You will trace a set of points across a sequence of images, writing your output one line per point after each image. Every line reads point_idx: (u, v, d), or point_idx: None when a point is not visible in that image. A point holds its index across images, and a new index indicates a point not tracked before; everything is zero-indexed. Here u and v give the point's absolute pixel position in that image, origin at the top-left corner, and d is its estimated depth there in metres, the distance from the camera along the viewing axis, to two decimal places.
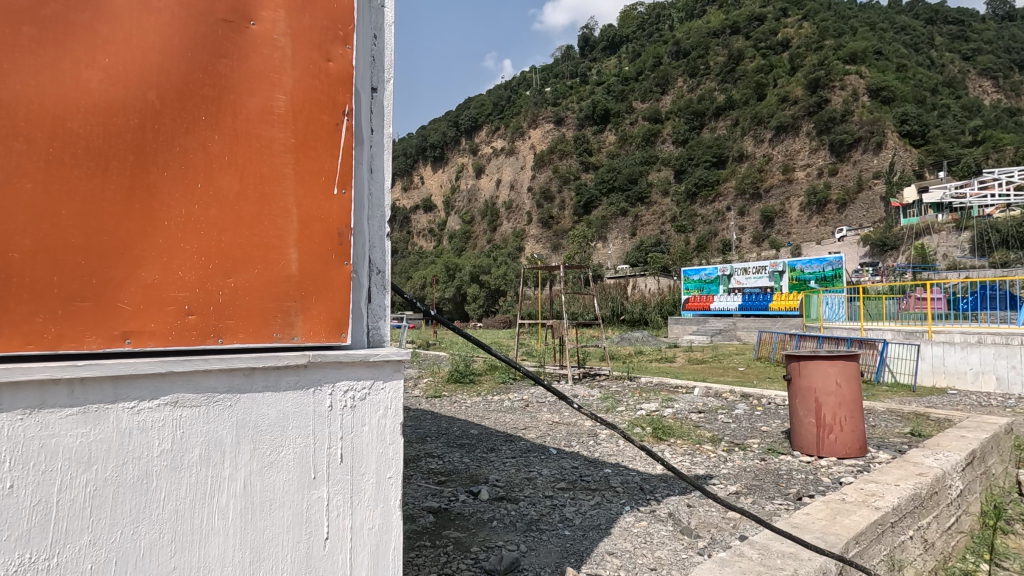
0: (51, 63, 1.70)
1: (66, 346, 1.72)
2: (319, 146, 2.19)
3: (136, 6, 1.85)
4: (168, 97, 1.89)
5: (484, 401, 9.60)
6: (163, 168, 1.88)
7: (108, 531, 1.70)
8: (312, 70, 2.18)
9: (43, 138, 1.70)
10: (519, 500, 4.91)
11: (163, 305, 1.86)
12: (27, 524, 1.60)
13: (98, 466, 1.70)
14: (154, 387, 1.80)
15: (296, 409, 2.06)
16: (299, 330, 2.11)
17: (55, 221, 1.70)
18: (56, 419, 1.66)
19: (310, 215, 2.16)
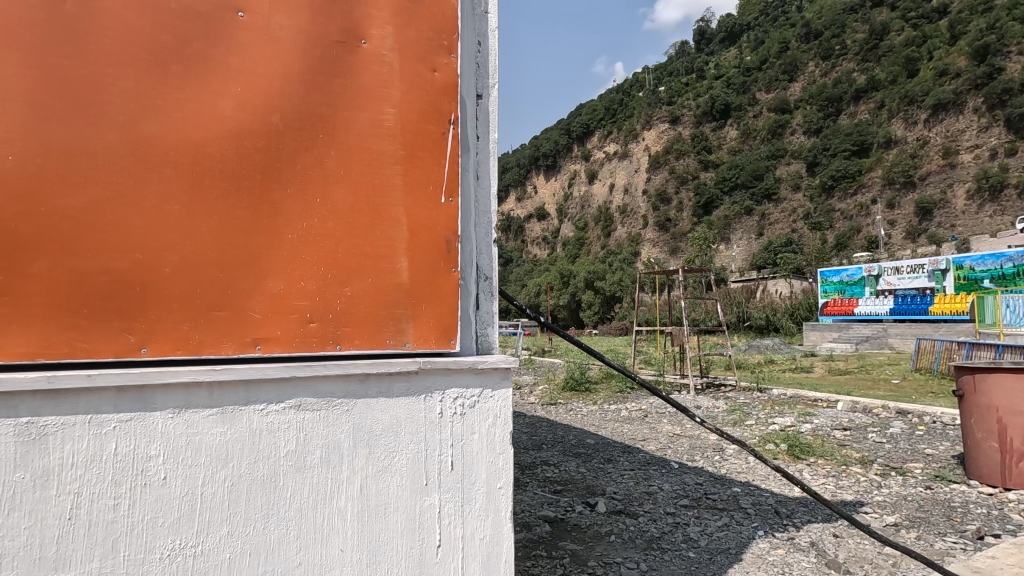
0: (193, 95, 1.90)
1: (206, 352, 1.88)
2: (426, 155, 2.24)
3: (262, 35, 2.00)
4: (290, 119, 2.03)
5: (600, 410, 9.34)
6: (287, 186, 2.01)
7: (244, 524, 1.83)
8: (418, 82, 2.23)
9: (187, 162, 1.88)
10: (639, 516, 4.66)
11: (287, 313, 1.99)
12: (177, 513, 1.76)
13: (234, 463, 1.83)
14: (280, 392, 1.91)
15: (407, 415, 2.09)
16: (410, 337, 2.17)
17: (198, 239, 1.88)
18: (199, 418, 1.80)
19: (418, 224, 2.21)
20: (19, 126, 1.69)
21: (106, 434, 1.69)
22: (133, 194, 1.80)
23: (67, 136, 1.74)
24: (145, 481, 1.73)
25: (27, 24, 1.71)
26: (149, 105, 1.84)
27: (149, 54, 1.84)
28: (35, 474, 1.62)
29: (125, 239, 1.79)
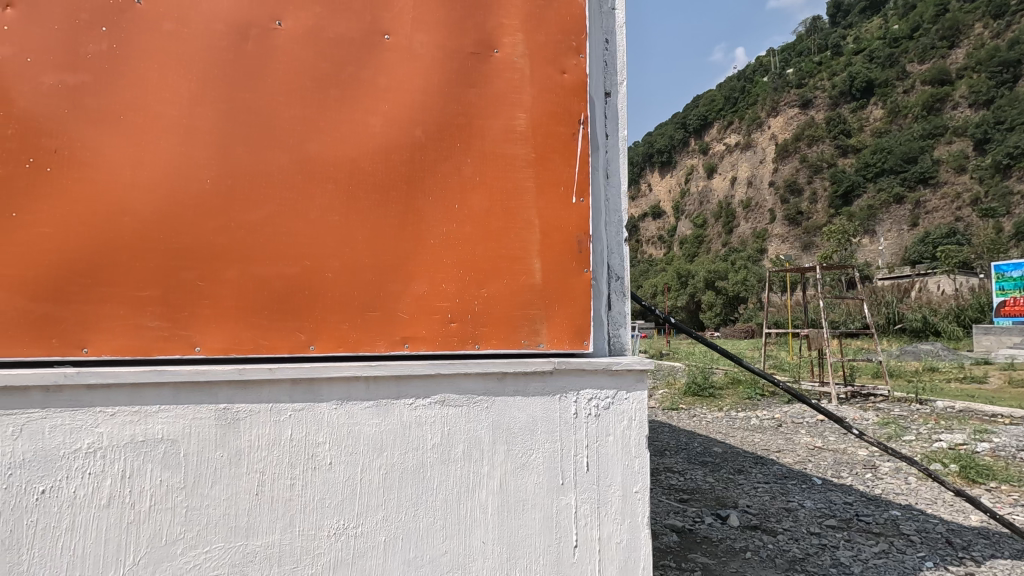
0: (348, 115, 2.08)
1: (363, 349, 2.05)
2: (556, 157, 2.26)
3: (406, 54, 2.14)
4: (431, 131, 2.15)
5: (728, 417, 8.78)
6: (429, 193, 2.14)
7: (396, 510, 1.97)
8: (548, 86, 2.26)
9: (344, 177, 2.07)
10: (778, 533, 4.30)
11: (431, 314, 2.11)
12: (341, 495, 1.93)
13: (388, 452, 1.98)
14: (426, 387, 2.03)
15: (543, 414, 2.12)
16: (544, 337, 2.20)
17: (354, 246, 2.06)
18: (358, 410, 1.96)
19: (550, 225, 2.24)
20: (214, 153, 1.96)
21: (284, 421, 1.90)
22: (301, 208, 2.02)
23: (250, 159, 1.99)
24: (315, 465, 1.91)
25: (218, 66, 1.99)
26: (313, 128, 2.05)
27: (312, 82, 2.06)
28: (229, 454, 1.85)
29: (295, 248, 2.01)
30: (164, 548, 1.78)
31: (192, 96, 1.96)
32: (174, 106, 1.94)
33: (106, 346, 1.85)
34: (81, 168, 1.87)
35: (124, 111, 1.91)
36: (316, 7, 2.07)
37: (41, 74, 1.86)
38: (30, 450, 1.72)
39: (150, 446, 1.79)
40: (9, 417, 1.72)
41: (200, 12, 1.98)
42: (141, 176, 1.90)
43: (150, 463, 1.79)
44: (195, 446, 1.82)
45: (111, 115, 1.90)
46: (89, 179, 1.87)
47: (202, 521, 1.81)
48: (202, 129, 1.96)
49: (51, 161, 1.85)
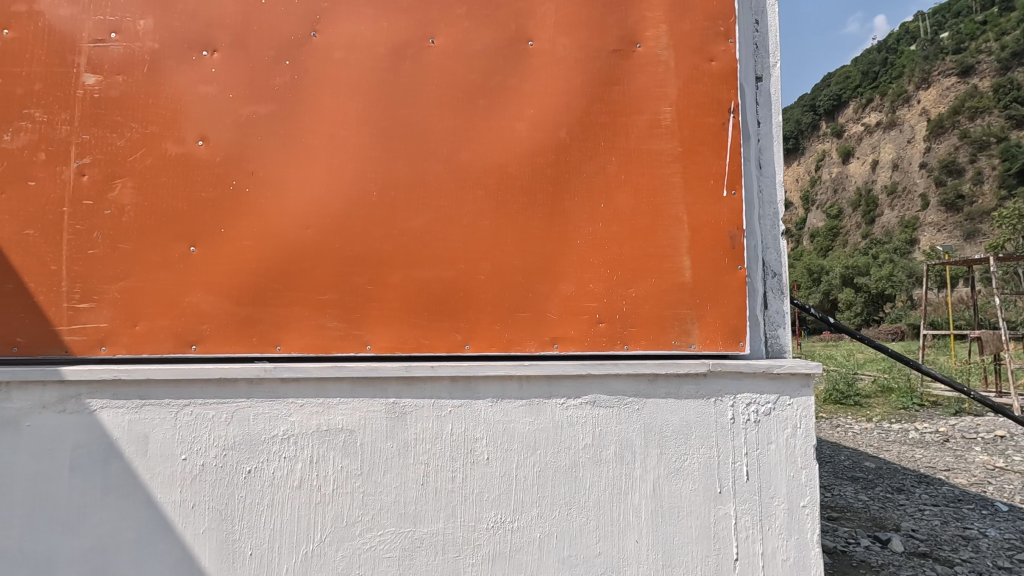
0: (496, 122, 2.16)
1: (514, 348, 2.10)
2: (705, 149, 2.16)
3: (549, 58, 2.17)
4: (575, 131, 2.16)
5: (878, 429, 7.83)
6: (575, 194, 2.14)
7: (550, 508, 1.99)
8: (695, 76, 2.17)
9: (494, 182, 2.14)
10: (955, 565, 3.74)
11: (579, 314, 2.12)
12: (498, 490, 2.00)
13: (541, 451, 2.01)
14: (577, 387, 2.03)
15: (698, 418, 2.03)
16: (696, 338, 2.11)
17: (504, 249, 2.12)
18: (512, 408, 2.02)
19: (700, 221, 2.14)
20: (378, 167, 2.13)
21: (445, 416, 2.00)
22: (455, 214, 2.13)
23: (409, 171, 2.13)
24: (473, 459, 2.00)
25: (381, 86, 2.15)
26: (464, 137, 2.15)
27: (462, 93, 2.16)
28: (398, 445, 1.99)
29: (451, 252, 2.12)
30: (346, 529, 1.96)
31: (359, 116, 2.15)
32: (345, 127, 2.14)
33: (294, 345, 2.08)
34: (272, 187, 2.12)
35: (305, 135, 2.14)
36: (465, 22, 2.17)
37: (239, 107, 2.14)
38: (238, 435, 1.97)
39: (332, 435, 1.98)
40: (221, 404, 1.97)
41: (366, 39, 2.16)
42: (319, 192, 2.12)
43: (333, 451, 1.98)
44: (369, 436, 1.99)
45: (295, 139, 2.14)
46: (278, 197, 2.12)
47: (377, 506, 1.97)
48: (368, 146, 2.14)
49: (248, 182, 2.12)
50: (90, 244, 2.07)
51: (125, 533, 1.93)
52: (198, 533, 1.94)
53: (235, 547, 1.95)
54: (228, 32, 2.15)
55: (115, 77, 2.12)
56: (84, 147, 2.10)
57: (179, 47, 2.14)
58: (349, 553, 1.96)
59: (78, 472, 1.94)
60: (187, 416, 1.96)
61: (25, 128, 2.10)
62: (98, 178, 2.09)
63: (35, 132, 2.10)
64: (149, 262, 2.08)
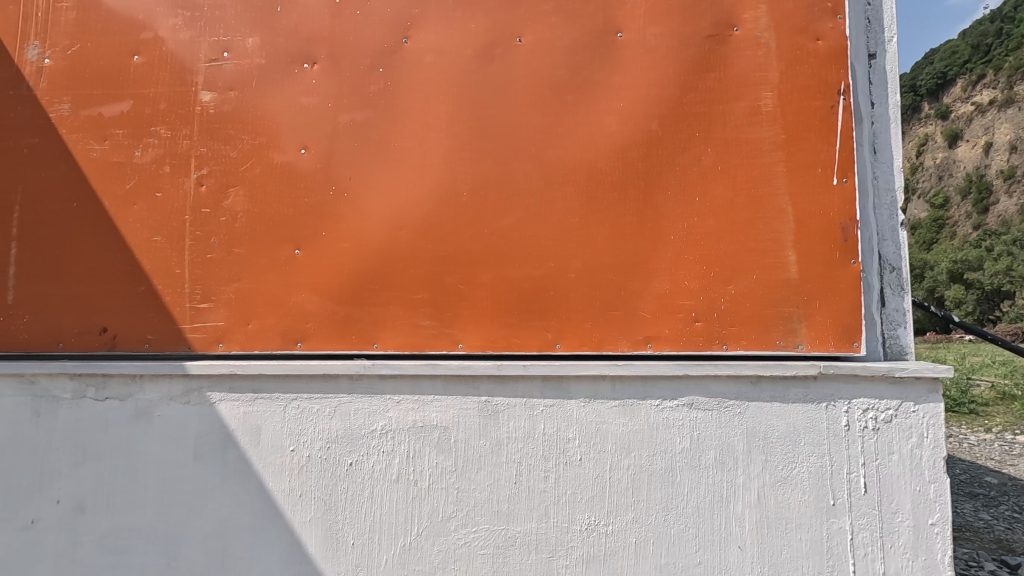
0: (585, 118, 2.12)
1: (606, 348, 2.06)
2: (812, 135, 2.01)
3: (639, 48, 2.10)
4: (667, 123, 2.08)
5: (1000, 441, 7.02)
6: (668, 188, 2.06)
7: (646, 513, 1.93)
8: (799, 57, 2.03)
9: (583, 178, 2.10)
10: None
11: (673, 313, 2.03)
12: (591, 492, 1.96)
13: (636, 453, 1.95)
14: (673, 389, 1.95)
15: (808, 423, 1.89)
16: (803, 338, 1.97)
17: (595, 247, 2.08)
18: (605, 409, 1.97)
19: (806, 212, 2.00)
20: (468, 168, 2.16)
21: (537, 415, 1.99)
22: (545, 212, 2.11)
23: (498, 170, 2.14)
24: (566, 460, 1.97)
25: (470, 87, 2.18)
26: (553, 134, 2.13)
27: (550, 90, 2.14)
28: (491, 443, 2.00)
29: (541, 251, 2.10)
30: (441, 524, 2.00)
31: (449, 118, 2.18)
32: (435, 129, 2.18)
33: (390, 343, 2.14)
34: (368, 191, 2.20)
35: (398, 139, 2.20)
36: (552, 18, 2.15)
37: (337, 115, 2.24)
38: (340, 429, 2.06)
39: (428, 432, 2.02)
40: (324, 399, 2.07)
41: (455, 42, 2.19)
42: (413, 194, 2.17)
43: (428, 447, 2.02)
44: (462, 434, 2.01)
45: (388, 144, 2.21)
46: (373, 200, 2.19)
47: (470, 503, 1.99)
48: (458, 147, 2.17)
49: (346, 187, 2.21)
50: (208, 249, 2.24)
51: (241, 518, 2.07)
52: (305, 521, 2.05)
53: (338, 536, 2.04)
54: (327, 45, 2.25)
55: (227, 93, 2.28)
56: (202, 159, 2.28)
57: (283, 61, 2.27)
58: (444, 548, 1.99)
59: (200, 460, 2.10)
60: (294, 409, 2.08)
61: (152, 144, 2.30)
62: (214, 187, 2.26)
63: (160, 148, 2.30)
64: (259, 265, 2.22)
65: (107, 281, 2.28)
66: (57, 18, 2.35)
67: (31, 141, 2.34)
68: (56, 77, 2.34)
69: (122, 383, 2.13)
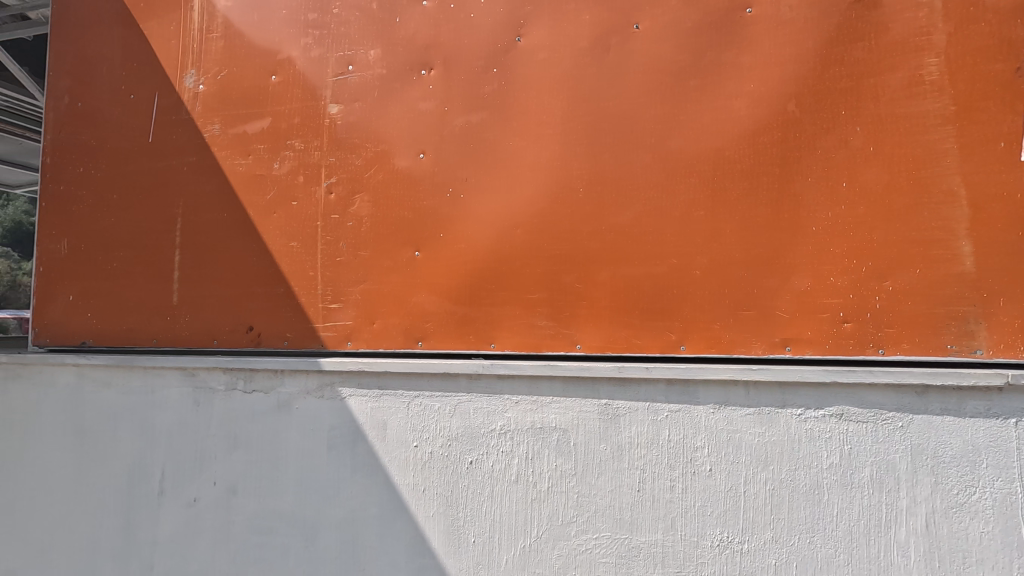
0: (711, 103, 1.97)
1: (738, 351, 1.90)
2: (990, 106, 1.72)
3: (772, 23, 1.92)
4: (807, 102, 1.88)
5: None
6: (807, 174, 1.87)
7: (788, 533, 1.76)
8: (971, 16, 1.74)
9: (709, 168, 1.96)
10: None
11: (817, 312, 1.84)
12: (724, 507, 1.82)
13: (774, 467, 1.78)
14: (818, 397, 1.76)
15: (989, 442, 1.63)
16: (982, 342, 1.69)
17: (724, 241, 1.93)
18: (738, 417, 1.82)
19: (985, 195, 1.71)
20: (584, 163, 2.10)
21: (662, 421, 1.88)
22: (667, 206, 2.00)
23: (616, 164, 2.06)
24: (695, 470, 1.85)
25: (586, 81, 2.11)
26: (675, 123, 2.01)
27: (671, 76, 2.02)
28: (612, 448, 1.93)
29: (663, 246, 1.99)
30: (562, 528, 1.96)
31: (564, 114, 2.13)
32: (550, 125, 2.15)
33: (508, 343, 2.14)
34: (484, 192, 2.21)
35: (512, 138, 2.19)
36: (673, 0, 2.02)
37: (453, 119, 2.27)
38: (460, 427, 2.09)
39: (547, 433, 1.99)
40: (445, 397, 2.11)
41: (569, 35, 2.14)
42: (528, 193, 2.15)
43: (547, 449, 1.99)
44: (583, 437, 1.96)
45: (503, 144, 2.20)
46: (489, 200, 2.20)
47: (592, 508, 1.93)
48: (574, 142, 2.12)
49: (463, 188, 2.24)
50: (338, 252, 2.38)
51: (370, 508, 2.17)
52: (428, 515, 2.10)
53: (460, 533, 2.06)
54: (443, 50, 2.30)
55: (352, 105, 2.41)
56: (331, 168, 2.42)
57: (403, 70, 2.35)
58: (565, 553, 1.95)
59: (334, 451, 2.23)
60: (417, 406, 2.14)
61: (288, 157, 2.48)
62: (342, 195, 2.40)
63: (295, 159, 2.47)
64: (383, 267, 2.32)
65: (252, 283, 2.50)
66: (209, 48, 2.62)
67: (189, 159, 2.62)
68: (208, 101, 2.61)
69: (267, 377, 2.32)
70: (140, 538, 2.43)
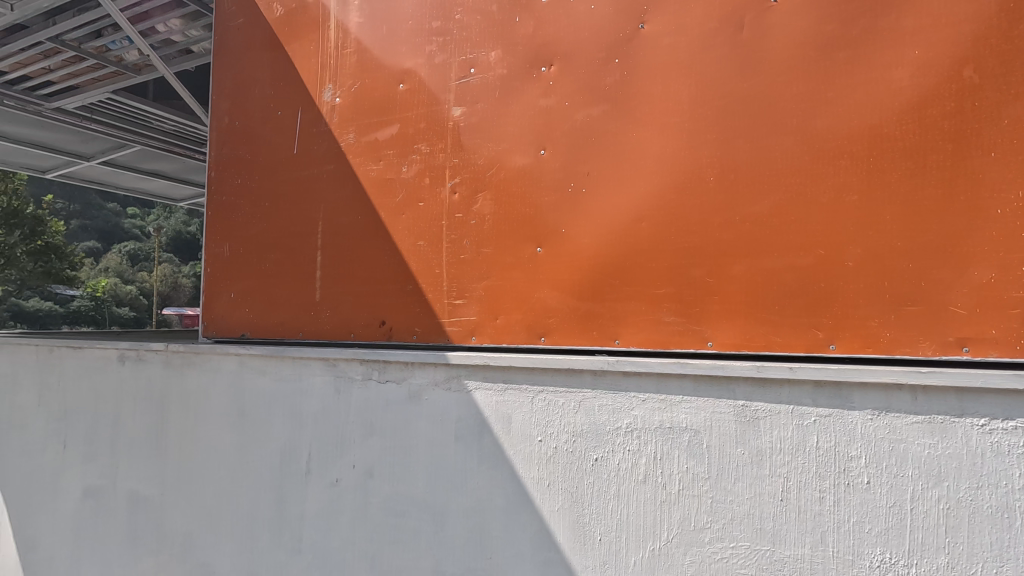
0: (865, 75, 1.78)
1: (901, 351, 1.71)
2: None
3: None
4: (988, 66, 1.63)
5: None
6: (990, 149, 1.63)
7: (968, 560, 1.54)
8: None
9: (863, 149, 1.77)
10: None
11: (1004, 308, 1.60)
12: (885, 524, 1.64)
13: (950, 484, 1.57)
14: (1007, 406, 1.53)
15: None
16: None
17: (882, 228, 1.74)
18: (903, 425, 1.63)
19: None
20: (715, 150, 1.98)
21: (809, 426, 1.73)
22: (812, 192, 1.83)
23: (753, 149, 1.92)
24: (849, 481, 1.68)
25: (716, 63, 2.00)
26: (821, 100, 1.84)
27: (816, 49, 1.85)
28: (751, 453, 1.81)
29: (808, 236, 1.83)
30: (695, 534, 1.87)
31: (692, 99, 2.03)
32: (676, 113, 2.06)
33: (634, 339, 2.08)
34: (606, 185, 2.17)
35: (636, 128, 2.13)
36: None
37: (574, 113, 2.25)
38: (585, 423, 2.07)
39: (677, 434, 1.91)
40: (570, 393, 2.10)
41: (697, 17, 2.03)
42: (653, 185, 2.08)
43: (678, 450, 1.91)
44: (717, 440, 1.85)
45: (627, 135, 2.15)
46: (613, 194, 2.16)
47: (728, 515, 1.83)
48: (704, 129, 2.01)
49: (585, 183, 2.22)
50: (462, 250, 2.46)
51: (496, 500, 2.22)
52: (553, 510, 2.11)
53: (586, 530, 2.05)
54: (563, 45, 2.29)
55: (475, 106, 2.47)
56: (455, 169, 2.51)
57: (523, 68, 2.37)
58: (698, 560, 1.86)
59: (461, 441, 2.31)
60: (541, 401, 2.15)
61: (416, 160, 2.61)
62: (466, 194, 2.47)
63: (422, 162, 2.59)
64: (506, 263, 2.36)
65: (384, 281, 2.66)
66: (344, 63, 2.82)
67: (328, 167, 2.84)
68: (344, 112, 2.81)
69: (399, 368, 2.46)
70: (290, 513, 2.68)
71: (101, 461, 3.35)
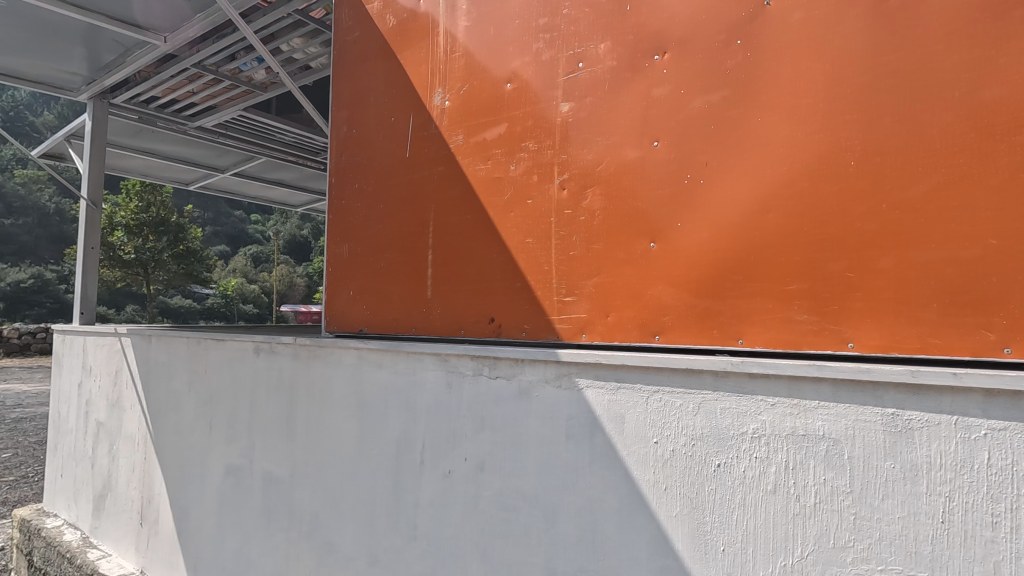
0: None
1: None
2: None
3: None
4: None
5: None
6: None
7: None
8: None
9: None
10: None
11: None
12: None
13: None
14: None
15: None
16: None
17: None
18: None
19: None
20: (857, 132, 1.81)
21: (977, 440, 1.54)
22: (980, 174, 1.62)
23: (903, 129, 1.73)
24: None
25: (857, 36, 1.82)
26: (991, 69, 1.62)
27: (984, 12, 1.63)
28: (903, 467, 1.63)
29: (975, 225, 1.62)
30: (834, 553, 1.71)
31: (829, 77, 1.87)
32: (810, 94, 1.89)
33: (760, 339, 1.94)
34: (728, 175, 2.05)
35: (762, 113, 1.99)
36: None
37: (690, 101, 2.15)
38: (706, 427, 1.97)
39: (812, 443, 1.76)
40: (688, 394, 2.01)
41: None
42: (782, 173, 1.93)
43: (813, 461, 1.76)
44: (861, 451, 1.69)
45: (751, 120, 2.01)
46: (735, 184, 2.03)
47: (875, 535, 1.65)
48: (843, 109, 1.83)
49: (702, 173, 2.10)
50: (571, 246, 2.44)
51: (609, 501, 2.17)
52: (671, 516, 2.02)
53: (707, 539, 1.95)
54: (678, 30, 2.19)
55: (583, 100, 2.44)
56: (564, 165, 2.48)
57: (635, 59, 2.30)
58: None
59: (572, 440, 2.28)
60: (657, 402, 2.08)
61: (524, 158, 2.62)
62: (575, 190, 2.44)
63: (529, 160, 2.60)
64: (617, 260, 2.30)
65: (494, 279, 2.70)
66: (453, 67, 2.90)
67: (438, 169, 2.94)
68: (453, 115, 2.88)
69: (509, 365, 2.48)
70: (406, 501, 2.80)
71: (240, 443, 3.70)
